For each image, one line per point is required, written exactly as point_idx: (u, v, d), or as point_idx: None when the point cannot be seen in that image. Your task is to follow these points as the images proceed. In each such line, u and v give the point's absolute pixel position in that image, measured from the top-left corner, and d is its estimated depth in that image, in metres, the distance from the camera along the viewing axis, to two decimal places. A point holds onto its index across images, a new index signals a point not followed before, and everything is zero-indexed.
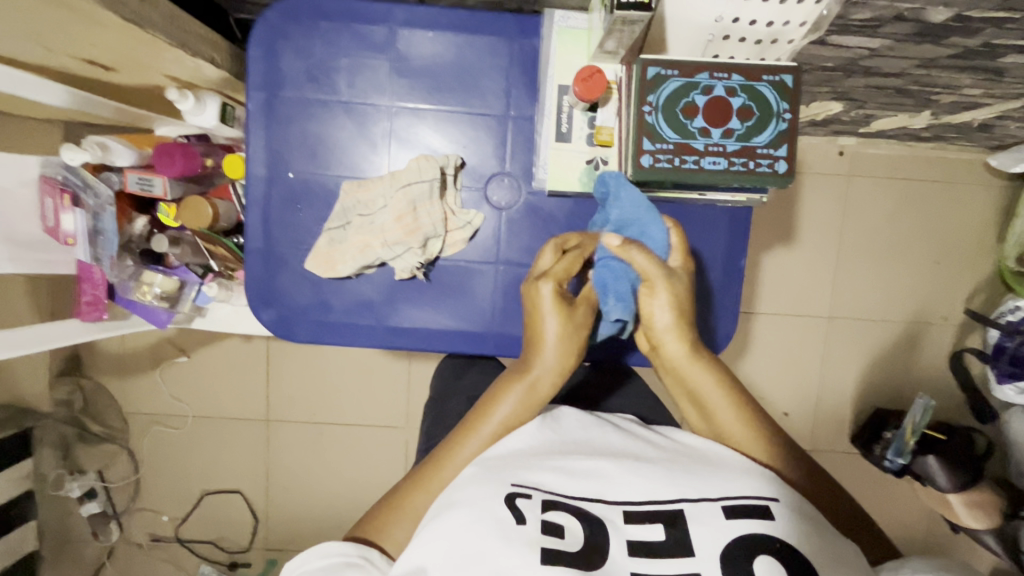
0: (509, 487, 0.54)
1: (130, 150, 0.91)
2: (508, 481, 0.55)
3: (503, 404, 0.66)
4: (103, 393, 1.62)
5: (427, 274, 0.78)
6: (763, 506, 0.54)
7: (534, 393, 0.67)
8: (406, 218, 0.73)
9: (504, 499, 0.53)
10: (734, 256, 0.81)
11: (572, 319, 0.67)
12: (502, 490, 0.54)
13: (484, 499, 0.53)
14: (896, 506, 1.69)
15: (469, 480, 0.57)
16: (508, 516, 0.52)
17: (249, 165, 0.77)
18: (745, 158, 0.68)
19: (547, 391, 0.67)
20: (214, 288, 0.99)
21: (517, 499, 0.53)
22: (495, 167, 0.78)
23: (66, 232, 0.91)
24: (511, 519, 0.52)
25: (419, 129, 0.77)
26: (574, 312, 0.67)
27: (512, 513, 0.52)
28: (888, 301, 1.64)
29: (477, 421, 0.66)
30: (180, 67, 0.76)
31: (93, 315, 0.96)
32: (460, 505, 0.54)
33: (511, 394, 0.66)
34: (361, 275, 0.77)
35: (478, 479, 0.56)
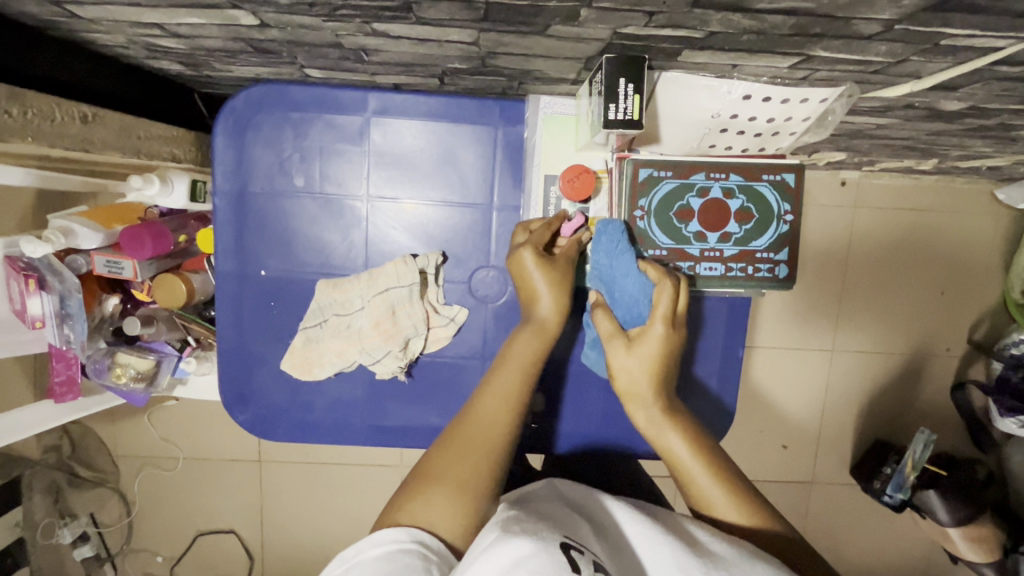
0: (563, 539, 0.47)
1: (96, 232, 0.85)
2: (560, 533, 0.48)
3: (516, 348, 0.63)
4: (92, 436, 1.59)
5: (410, 372, 0.75)
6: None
7: (547, 331, 0.64)
8: (384, 323, 0.69)
9: (558, 544, 0.46)
10: (733, 346, 0.79)
11: (558, 271, 0.65)
12: (554, 538, 0.47)
13: (538, 536, 0.46)
14: (897, 536, 1.67)
15: (515, 518, 0.49)
16: (565, 557, 0.44)
17: (218, 262, 0.73)
18: (743, 262, 0.64)
19: (553, 323, 0.64)
20: (192, 363, 0.95)
21: (571, 550, 0.46)
22: (480, 259, 0.74)
23: (33, 316, 0.84)
24: (567, 561, 0.44)
25: (399, 220, 0.72)
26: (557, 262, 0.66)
27: (568, 558, 0.44)
28: (891, 331, 1.61)
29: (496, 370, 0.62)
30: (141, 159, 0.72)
31: (67, 397, 0.93)
32: (514, 535, 0.46)
33: (525, 331, 0.64)
34: (340, 374, 0.74)
35: (521, 518, 0.49)
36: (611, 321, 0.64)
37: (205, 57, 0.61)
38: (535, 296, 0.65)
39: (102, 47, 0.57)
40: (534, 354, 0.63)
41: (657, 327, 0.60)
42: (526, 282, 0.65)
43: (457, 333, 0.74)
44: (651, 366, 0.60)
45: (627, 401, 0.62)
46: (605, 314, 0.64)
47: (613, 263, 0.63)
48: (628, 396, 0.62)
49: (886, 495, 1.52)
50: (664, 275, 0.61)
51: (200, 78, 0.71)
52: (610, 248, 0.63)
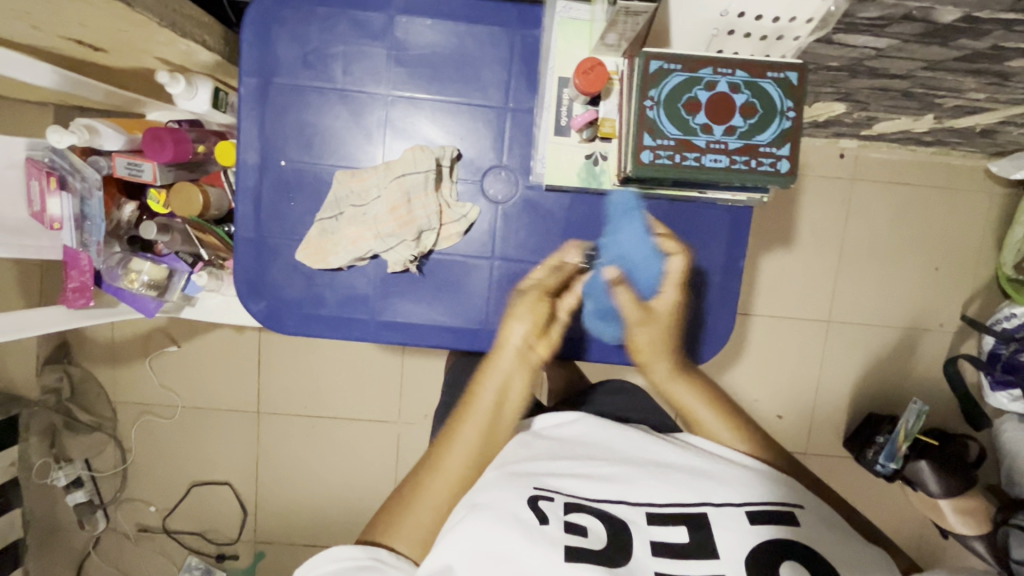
0: (533, 490, 0.58)
1: (119, 135, 0.90)
2: (532, 484, 0.59)
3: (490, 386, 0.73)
4: (92, 381, 1.59)
5: (421, 268, 0.77)
6: (789, 512, 0.57)
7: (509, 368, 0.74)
8: (400, 209, 0.71)
9: (526, 501, 0.56)
10: (734, 256, 0.80)
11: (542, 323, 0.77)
12: (525, 493, 0.57)
13: (511, 498, 0.56)
14: (890, 511, 1.68)
15: (491, 483, 0.59)
16: (531, 516, 0.55)
17: (239, 153, 0.75)
18: (747, 156, 0.66)
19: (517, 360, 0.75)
20: (203, 277, 0.96)
21: (539, 501, 0.57)
22: (492, 159, 0.76)
23: (53, 216, 0.88)
24: (534, 519, 0.55)
25: (416, 119, 0.75)
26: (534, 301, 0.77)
27: (534, 512, 0.55)
28: (886, 304, 1.64)
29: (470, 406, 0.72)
30: (173, 51, 0.75)
31: (79, 302, 0.93)
32: (486, 505, 0.56)
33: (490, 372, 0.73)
34: (353, 267, 0.76)
35: (503, 477, 0.60)
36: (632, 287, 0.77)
37: None
38: (506, 332, 0.76)
39: None
40: (498, 391, 0.72)
41: (670, 290, 0.78)
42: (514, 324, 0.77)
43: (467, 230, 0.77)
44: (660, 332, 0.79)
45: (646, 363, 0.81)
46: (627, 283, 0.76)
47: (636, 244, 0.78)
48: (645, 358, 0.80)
49: (878, 464, 1.54)
50: (676, 248, 0.78)
51: None
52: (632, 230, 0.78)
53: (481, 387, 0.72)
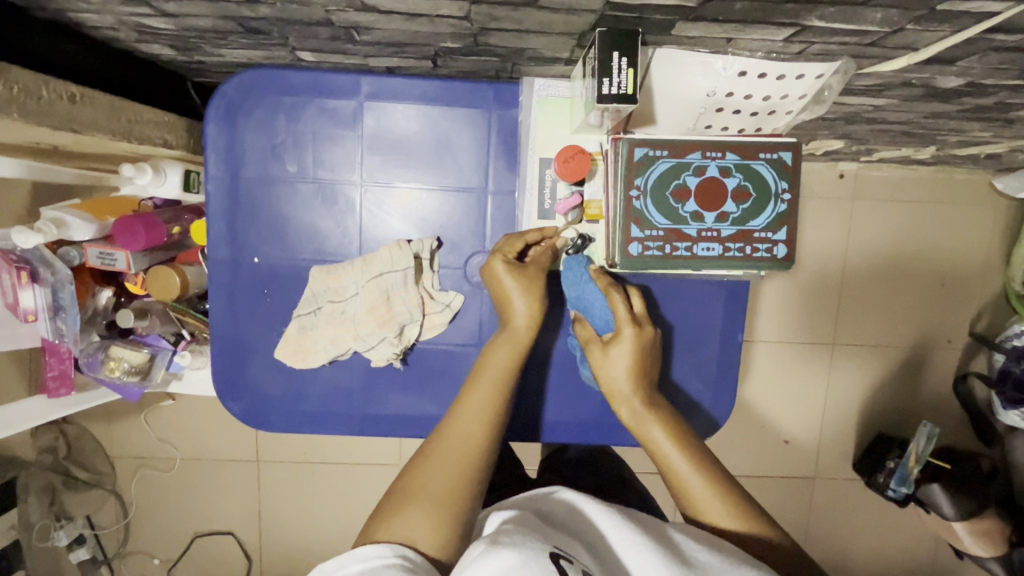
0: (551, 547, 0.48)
1: (90, 224, 0.84)
2: (549, 540, 0.49)
3: (495, 354, 0.66)
4: (89, 437, 1.58)
5: (405, 360, 0.74)
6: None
7: (521, 341, 0.67)
8: (379, 308, 0.69)
9: (549, 554, 0.47)
10: (733, 331, 0.76)
11: (526, 277, 0.67)
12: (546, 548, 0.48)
13: (532, 547, 0.47)
14: (902, 531, 1.66)
15: (514, 530, 0.50)
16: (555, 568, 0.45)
17: (210, 250, 0.72)
18: (741, 243, 0.63)
19: (527, 334, 0.67)
20: (186, 357, 0.95)
21: (560, 560, 0.47)
22: (475, 245, 0.73)
23: (27, 308, 0.84)
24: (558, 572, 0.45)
25: (392, 206, 0.72)
26: (527, 270, 0.68)
27: (557, 567, 0.46)
28: (892, 324, 1.60)
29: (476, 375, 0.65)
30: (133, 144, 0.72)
31: (61, 392, 0.92)
32: (503, 546, 0.47)
33: (497, 345, 0.66)
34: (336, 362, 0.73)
35: (518, 527, 0.50)
36: (589, 330, 0.70)
37: (196, 40, 0.60)
38: (511, 304, 0.67)
39: (91, 29, 0.58)
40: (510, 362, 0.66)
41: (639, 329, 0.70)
42: (497, 287, 0.68)
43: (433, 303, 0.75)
44: (630, 364, 0.66)
45: (614, 401, 0.67)
46: (583, 326, 0.71)
47: (581, 288, 0.68)
48: (613, 397, 0.67)
49: (890, 489, 1.51)
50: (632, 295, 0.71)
51: (192, 65, 0.71)
52: (575, 280, 0.69)
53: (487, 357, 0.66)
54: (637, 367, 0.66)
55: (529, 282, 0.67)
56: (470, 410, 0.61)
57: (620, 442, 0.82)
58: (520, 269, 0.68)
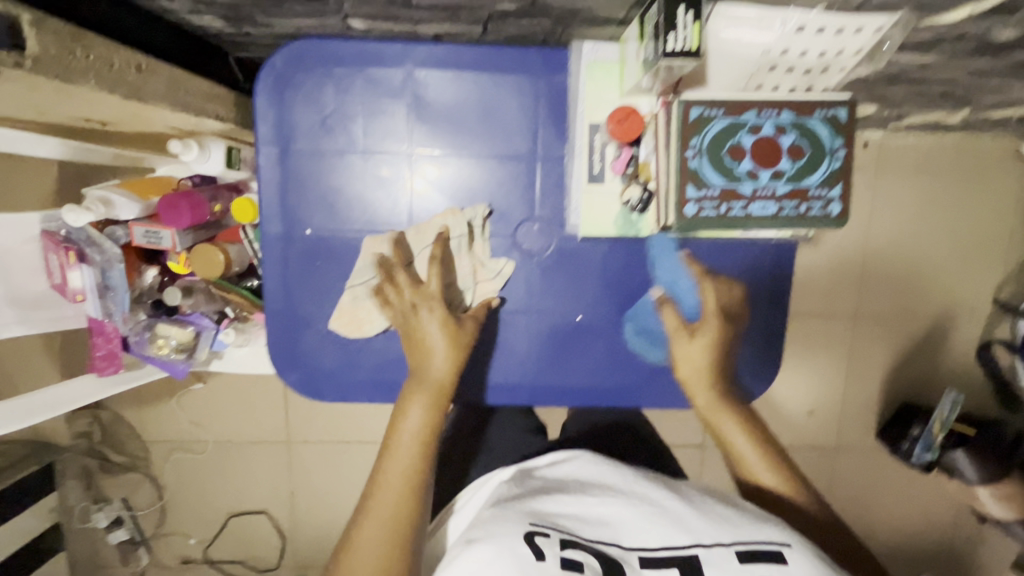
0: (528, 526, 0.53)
1: (134, 203, 0.85)
2: (528, 519, 0.54)
3: (411, 414, 0.62)
4: (121, 422, 1.60)
5: None
6: (777, 549, 0.51)
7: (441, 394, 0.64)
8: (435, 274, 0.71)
9: (523, 535, 0.52)
10: (779, 291, 0.77)
11: (460, 333, 0.66)
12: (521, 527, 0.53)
13: (507, 530, 0.52)
14: (926, 497, 1.68)
15: (489, 519, 0.55)
16: (527, 550, 0.50)
17: (263, 224, 0.72)
18: (796, 200, 0.63)
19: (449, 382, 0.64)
20: (230, 334, 0.96)
21: (535, 536, 0.52)
22: (524, 212, 0.73)
23: (75, 289, 0.86)
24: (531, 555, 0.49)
25: (442, 176, 0.72)
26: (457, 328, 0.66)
27: (531, 547, 0.50)
28: (918, 296, 1.57)
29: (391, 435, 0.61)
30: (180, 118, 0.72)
31: (109, 369, 0.94)
32: (479, 539, 0.52)
33: (414, 401, 0.62)
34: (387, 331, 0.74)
35: (498, 514, 0.55)
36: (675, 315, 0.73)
37: (249, 8, 0.60)
38: (428, 361, 0.64)
39: None
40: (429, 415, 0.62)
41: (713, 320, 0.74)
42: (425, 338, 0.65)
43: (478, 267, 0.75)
44: (713, 354, 0.70)
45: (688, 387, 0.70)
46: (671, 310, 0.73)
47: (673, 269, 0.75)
48: (689, 385, 0.70)
49: (914, 455, 1.50)
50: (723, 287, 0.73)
51: (238, 37, 0.71)
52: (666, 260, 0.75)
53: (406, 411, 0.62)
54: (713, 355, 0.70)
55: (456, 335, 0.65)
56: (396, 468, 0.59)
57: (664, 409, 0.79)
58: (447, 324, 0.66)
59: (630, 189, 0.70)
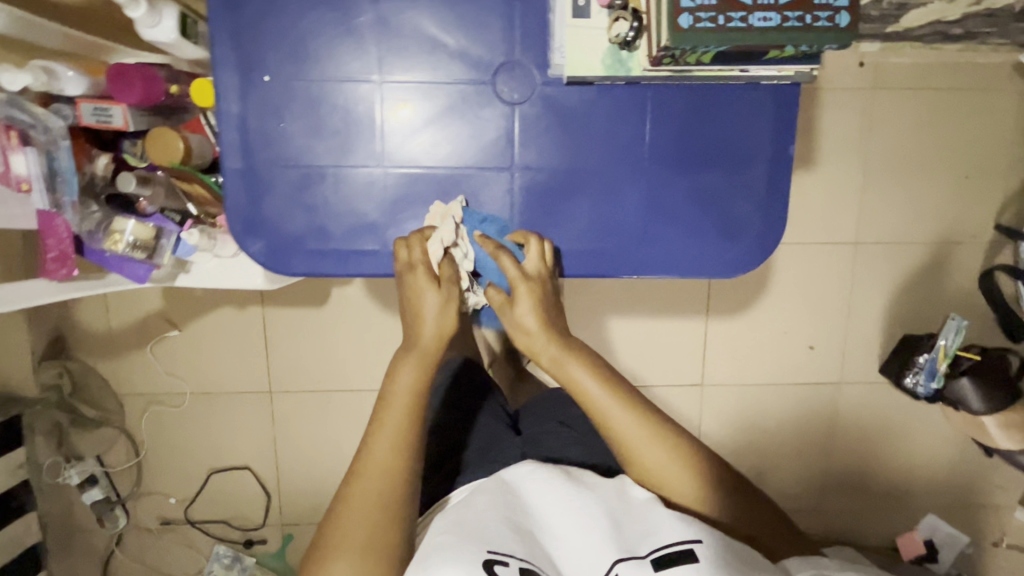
0: (487, 553, 0.63)
1: (82, 78, 0.80)
2: (484, 546, 0.64)
3: (402, 375, 0.69)
4: (94, 374, 1.51)
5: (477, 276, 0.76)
6: (691, 547, 0.65)
7: (430, 355, 0.70)
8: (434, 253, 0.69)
9: (482, 564, 0.61)
10: (782, 143, 0.71)
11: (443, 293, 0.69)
12: (480, 556, 0.62)
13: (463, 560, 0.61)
14: (928, 434, 1.62)
15: (445, 546, 0.64)
16: None
17: (217, 72, 0.66)
18: (800, 11, 0.58)
19: (436, 345, 0.69)
20: (194, 236, 0.89)
21: (494, 565, 0.62)
22: (504, 55, 0.67)
23: (18, 175, 0.78)
24: None
25: (412, 16, 0.66)
26: (440, 285, 0.68)
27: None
28: (916, 220, 1.52)
29: (384, 407, 0.68)
30: None
31: (60, 273, 0.85)
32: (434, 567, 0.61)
33: (406, 361, 0.69)
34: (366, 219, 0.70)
35: (451, 541, 0.64)
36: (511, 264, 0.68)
37: None
38: (421, 323, 0.69)
39: None
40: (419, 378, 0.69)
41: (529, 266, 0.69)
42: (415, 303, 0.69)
43: (456, 118, 0.68)
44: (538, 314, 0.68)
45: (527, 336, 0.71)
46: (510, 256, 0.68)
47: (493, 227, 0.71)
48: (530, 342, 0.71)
49: (919, 386, 1.46)
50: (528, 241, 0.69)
51: None
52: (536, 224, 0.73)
53: (398, 372, 0.69)
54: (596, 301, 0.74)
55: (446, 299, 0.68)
56: (383, 442, 0.67)
57: (660, 276, 0.73)
58: (433, 283, 0.68)
59: (617, 24, 0.64)
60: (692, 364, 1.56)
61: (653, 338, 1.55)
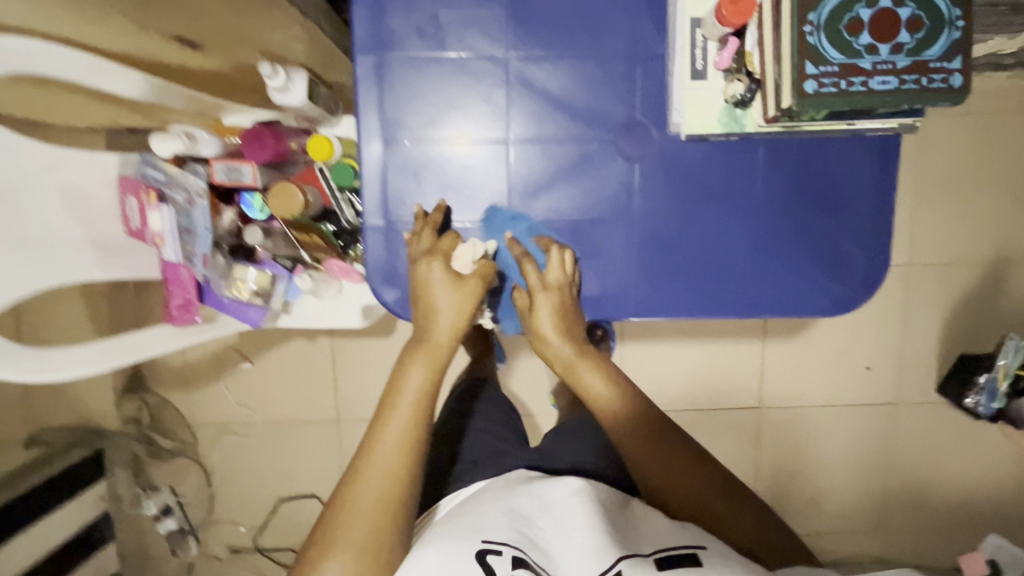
0: (480, 544, 0.60)
1: (215, 140, 0.89)
2: (477, 537, 0.61)
3: (412, 373, 0.66)
4: (168, 407, 1.56)
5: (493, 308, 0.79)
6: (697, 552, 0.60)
7: (442, 355, 0.67)
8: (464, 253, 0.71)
9: (475, 555, 0.58)
10: (885, 189, 0.74)
11: (459, 294, 0.69)
12: (472, 546, 0.59)
13: (457, 552, 0.58)
14: (991, 453, 1.59)
15: (441, 535, 0.61)
16: (478, 569, 0.57)
17: (360, 138, 0.71)
18: (916, 74, 0.62)
19: (448, 342, 0.68)
20: (305, 280, 0.97)
21: (488, 556, 0.58)
22: (625, 114, 0.72)
23: (153, 231, 0.87)
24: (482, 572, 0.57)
25: (539, 81, 0.71)
26: (463, 282, 0.69)
27: (483, 567, 0.57)
28: (970, 238, 1.51)
29: (394, 398, 0.65)
30: None
31: (187, 319, 0.93)
32: (429, 552, 0.59)
33: (416, 361, 0.66)
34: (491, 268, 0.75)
35: (450, 531, 0.62)
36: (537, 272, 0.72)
37: None
38: (432, 319, 0.68)
39: None
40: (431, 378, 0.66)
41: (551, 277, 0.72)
42: (427, 298, 0.69)
43: (578, 173, 0.73)
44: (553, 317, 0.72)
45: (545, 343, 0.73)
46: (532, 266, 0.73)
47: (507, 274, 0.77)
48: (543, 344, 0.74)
49: (980, 406, 1.41)
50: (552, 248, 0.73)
51: None
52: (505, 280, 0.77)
53: (409, 367, 0.66)
54: (565, 329, 0.73)
55: (460, 297, 0.69)
56: (390, 441, 0.63)
57: (770, 316, 0.77)
58: (455, 281, 0.69)
59: (733, 85, 0.68)
60: (751, 387, 1.57)
61: (714, 362, 1.57)
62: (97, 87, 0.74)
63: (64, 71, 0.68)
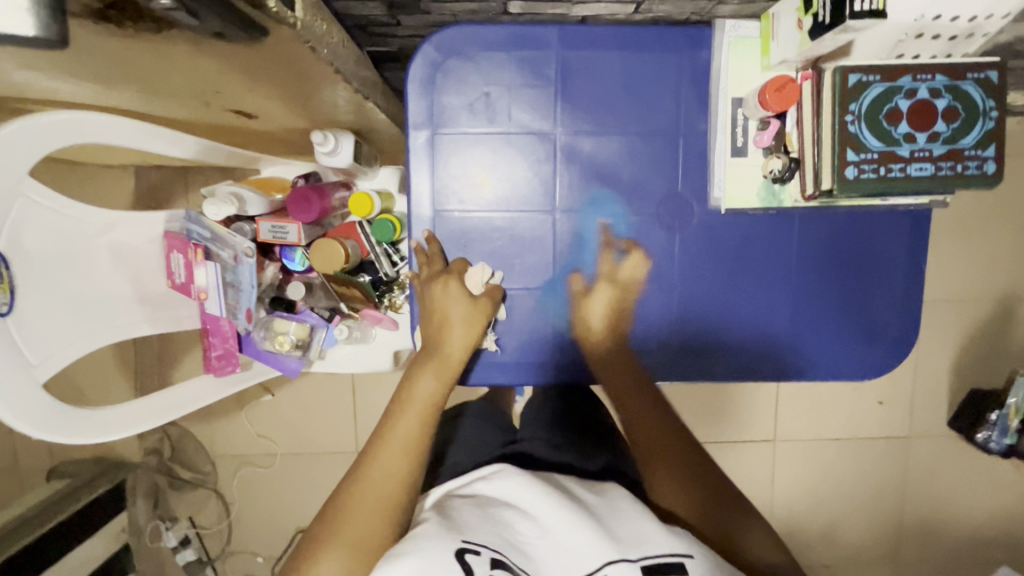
0: (461, 543, 0.57)
1: (261, 198, 0.92)
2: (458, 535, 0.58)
3: (422, 381, 0.68)
4: (189, 439, 1.56)
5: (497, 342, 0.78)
6: (680, 560, 0.59)
7: (452, 368, 0.69)
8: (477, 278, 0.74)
9: (455, 554, 0.56)
10: (918, 260, 0.77)
11: (470, 308, 0.71)
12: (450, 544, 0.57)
13: (437, 550, 0.56)
14: (1008, 486, 1.60)
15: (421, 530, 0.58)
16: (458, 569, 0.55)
17: (413, 208, 0.75)
18: (952, 161, 0.64)
19: (457, 359, 0.69)
20: (343, 331, 0.97)
21: (466, 554, 0.56)
22: (666, 187, 0.76)
23: (198, 286, 0.88)
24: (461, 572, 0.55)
25: (584, 155, 0.74)
26: (478, 302, 0.72)
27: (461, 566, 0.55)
28: (987, 277, 1.53)
29: (404, 403, 0.67)
30: (321, 98, 0.74)
31: (227, 369, 0.93)
32: (407, 553, 0.56)
33: (425, 370, 0.68)
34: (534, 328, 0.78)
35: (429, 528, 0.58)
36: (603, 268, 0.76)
37: None
38: (447, 331, 0.70)
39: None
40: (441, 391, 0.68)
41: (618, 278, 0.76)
42: (438, 310, 0.71)
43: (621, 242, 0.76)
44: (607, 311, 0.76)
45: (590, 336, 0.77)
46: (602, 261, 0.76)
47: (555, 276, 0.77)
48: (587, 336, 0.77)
49: (993, 442, 1.46)
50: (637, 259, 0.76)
51: (381, 25, 0.73)
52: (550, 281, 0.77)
53: (418, 376, 0.68)
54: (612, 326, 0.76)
55: (474, 312, 0.71)
56: (396, 443, 0.64)
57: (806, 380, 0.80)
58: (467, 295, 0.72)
59: (773, 161, 0.70)
60: (767, 420, 1.58)
61: (732, 397, 1.59)
62: (148, 149, 0.78)
63: (120, 139, 0.73)
